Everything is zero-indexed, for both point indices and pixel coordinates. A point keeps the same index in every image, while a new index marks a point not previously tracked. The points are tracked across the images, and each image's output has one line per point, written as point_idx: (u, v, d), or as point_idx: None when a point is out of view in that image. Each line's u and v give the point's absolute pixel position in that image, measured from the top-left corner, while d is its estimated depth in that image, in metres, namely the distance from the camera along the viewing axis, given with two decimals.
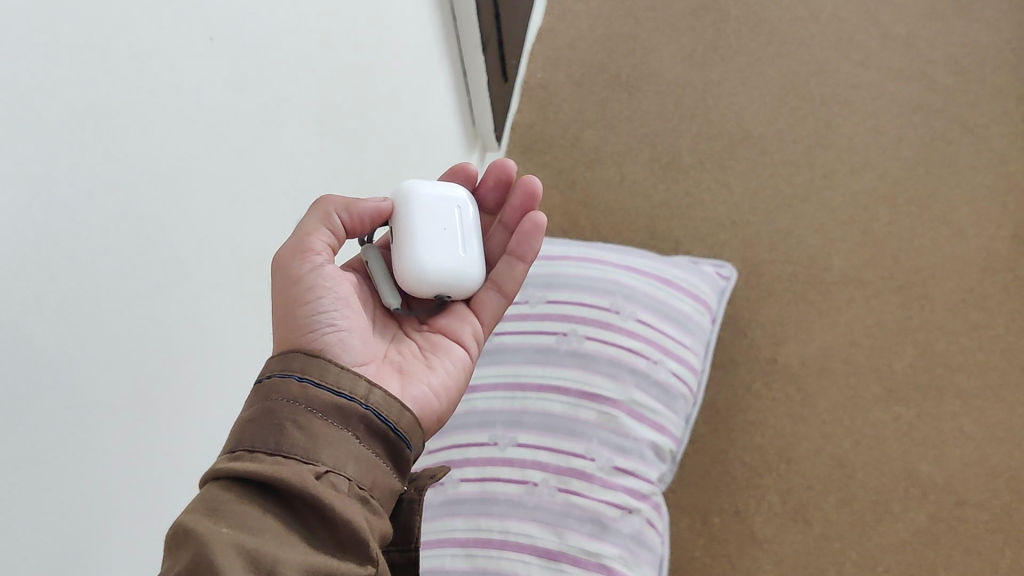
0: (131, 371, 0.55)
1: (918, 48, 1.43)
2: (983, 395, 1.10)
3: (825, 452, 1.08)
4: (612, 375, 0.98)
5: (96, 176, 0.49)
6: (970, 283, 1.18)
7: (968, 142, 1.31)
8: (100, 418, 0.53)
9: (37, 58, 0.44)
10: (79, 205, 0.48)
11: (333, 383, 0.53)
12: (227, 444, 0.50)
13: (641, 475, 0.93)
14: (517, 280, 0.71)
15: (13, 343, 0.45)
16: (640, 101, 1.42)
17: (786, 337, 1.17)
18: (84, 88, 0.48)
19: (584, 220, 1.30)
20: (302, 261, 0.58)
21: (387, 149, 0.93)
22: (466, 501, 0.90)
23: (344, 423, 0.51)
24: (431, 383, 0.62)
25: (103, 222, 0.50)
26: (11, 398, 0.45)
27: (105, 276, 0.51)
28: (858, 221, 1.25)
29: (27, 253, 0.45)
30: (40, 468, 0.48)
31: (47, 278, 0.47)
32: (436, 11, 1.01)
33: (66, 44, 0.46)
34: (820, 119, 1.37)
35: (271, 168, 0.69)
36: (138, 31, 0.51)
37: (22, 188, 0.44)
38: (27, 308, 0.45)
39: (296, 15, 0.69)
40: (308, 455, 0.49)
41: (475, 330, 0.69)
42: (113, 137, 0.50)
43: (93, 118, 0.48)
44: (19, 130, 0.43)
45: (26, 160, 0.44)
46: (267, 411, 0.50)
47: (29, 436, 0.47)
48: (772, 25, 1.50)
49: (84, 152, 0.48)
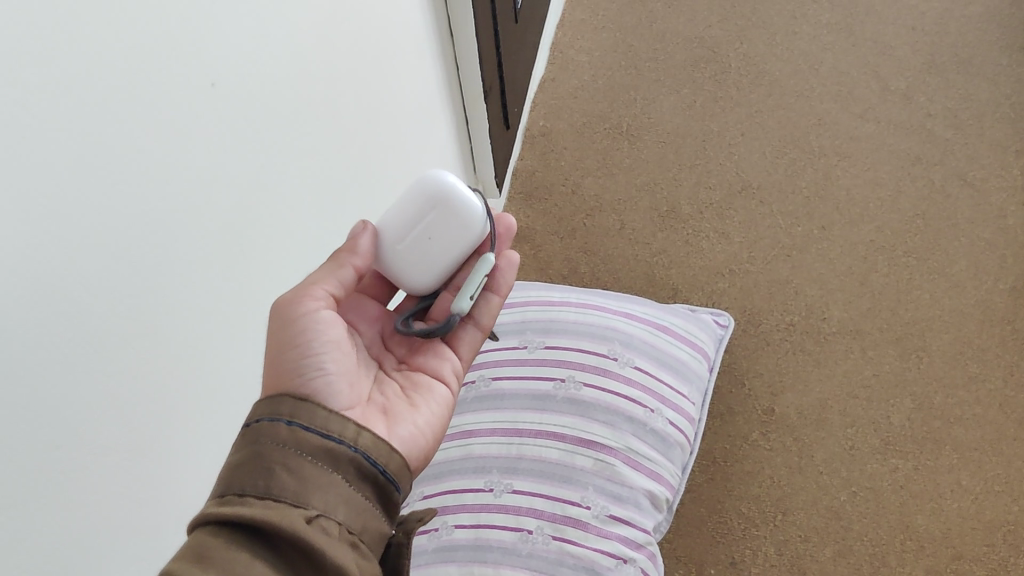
0: (129, 413, 0.56)
1: (916, 101, 1.44)
2: (981, 448, 1.09)
3: (822, 502, 1.07)
4: (609, 423, 0.98)
5: (92, 222, 0.50)
6: (969, 335, 1.18)
7: (967, 196, 1.32)
8: (92, 458, 0.53)
9: (34, 102, 0.45)
10: (76, 246, 0.49)
11: (322, 427, 0.53)
12: (215, 488, 0.51)
13: (637, 524, 0.93)
14: (493, 313, 0.71)
15: (13, 382, 0.45)
16: (641, 149, 1.44)
17: (784, 387, 1.17)
18: (83, 131, 0.48)
19: (584, 267, 1.31)
20: (302, 308, 0.59)
21: (387, 194, 0.94)
22: (459, 547, 0.90)
23: (334, 466, 0.52)
24: (416, 423, 0.62)
25: (99, 264, 0.51)
26: (8, 435, 0.46)
27: (102, 314, 0.52)
28: (856, 272, 1.26)
29: (24, 291, 0.45)
30: (29, 512, 0.48)
31: (43, 318, 0.47)
32: (438, 61, 1.03)
33: (65, 89, 0.47)
34: (819, 170, 1.38)
35: (271, 214, 0.70)
36: (139, 77, 0.52)
37: (15, 232, 0.45)
38: (21, 348, 0.46)
39: (299, 63, 0.70)
40: (298, 499, 0.49)
41: (455, 366, 0.69)
42: (111, 182, 0.51)
43: (91, 164, 0.49)
44: (19, 173, 0.44)
45: (23, 201, 0.45)
46: (257, 455, 0.50)
47: (18, 478, 0.47)
48: (772, 76, 1.51)
49: (82, 193, 0.49)
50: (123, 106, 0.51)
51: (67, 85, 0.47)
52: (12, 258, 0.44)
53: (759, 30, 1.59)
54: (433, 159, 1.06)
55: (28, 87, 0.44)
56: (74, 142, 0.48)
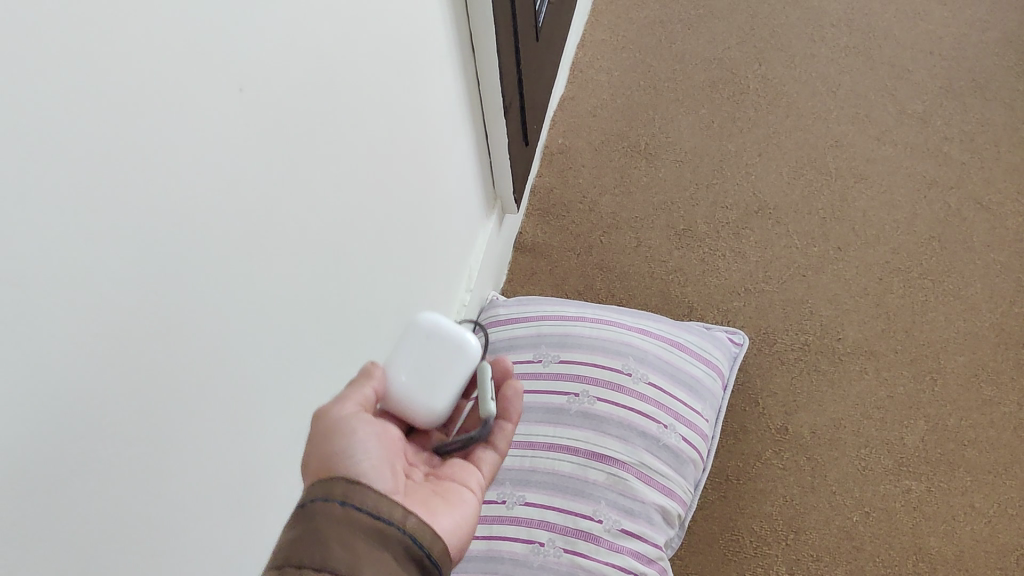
0: (162, 403, 0.57)
1: (933, 124, 1.45)
2: (995, 470, 1.09)
3: (834, 522, 1.07)
4: (621, 437, 0.98)
5: (126, 222, 0.51)
6: (983, 357, 1.19)
7: (983, 219, 1.33)
8: (130, 444, 0.54)
9: (85, 97, 0.46)
10: (116, 236, 0.50)
11: (373, 507, 0.54)
12: (271, 561, 0.51)
13: (648, 539, 0.93)
14: (507, 439, 0.69)
15: (57, 364, 0.47)
16: (658, 168, 1.45)
17: (798, 406, 1.17)
18: (125, 123, 0.49)
19: (599, 283, 1.32)
20: (335, 410, 0.61)
21: (407, 204, 0.95)
22: (472, 558, 0.92)
23: (382, 544, 0.53)
24: (448, 519, 0.60)
25: (134, 255, 0.52)
26: (57, 413, 0.47)
27: (138, 303, 0.53)
28: (870, 294, 1.26)
29: (69, 278, 0.47)
30: (57, 503, 0.48)
31: (82, 306, 0.48)
32: (459, 75, 1.04)
33: (114, 85, 0.48)
34: (835, 192, 1.38)
35: (292, 221, 0.71)
36: (178, 76, 0.53)
37: (62, 222, 0.46)
38: (62, 332, 0.47)
39: (323, 74, 0.72)
40: (351, 572, 0.50)
41: (478, 480, 0.66)
42: (146, 181, 0.52)
43: (129, 163, 0.50)
44: (69, 164, 0.45)
45: (71, 190, 0.46)
46: (313, 531, 0.51)
47: (55, 464, 0.48)
48: (790, 98, 1.52)
49: (122, 183, 0.50)
50: (162, 106, 0.52)
51: (115, 77, 0.48)
52: (55, 256, 0.45)
53: (778, 51, 1.59)
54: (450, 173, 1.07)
55: (81, 81, 0.45)
56: (117, 139, 0.49)
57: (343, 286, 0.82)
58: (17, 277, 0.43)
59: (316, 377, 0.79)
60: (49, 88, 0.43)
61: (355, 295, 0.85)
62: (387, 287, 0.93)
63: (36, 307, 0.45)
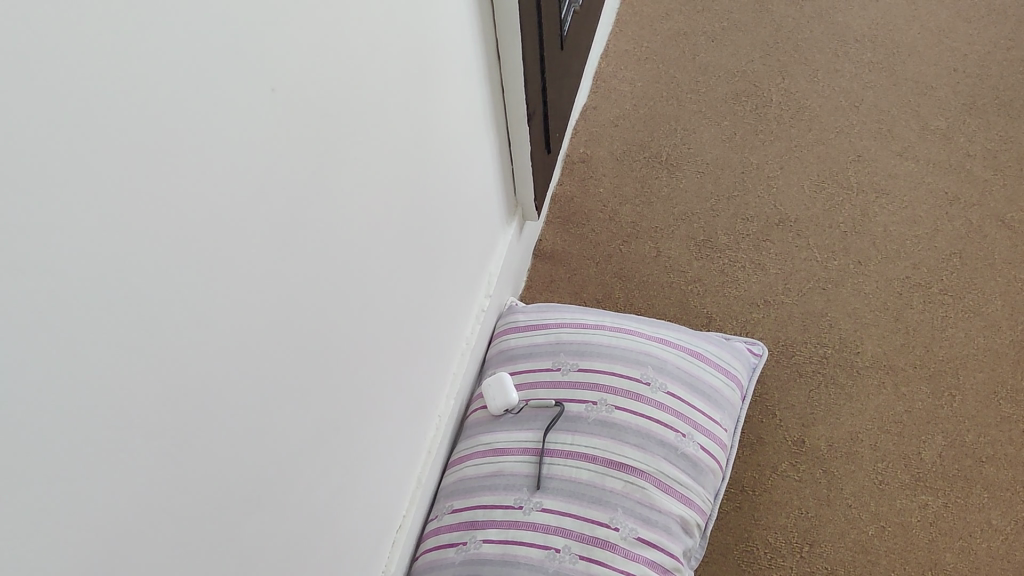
0: (188, 397, 0.57)
1: (956, 141, 1.45)
2: (1013, 489, 1.09)
3: (849, 536, 1.07)
4: (640, 445, 0.98)
5: (165, 221, 0.51)
6: (1003, 375, 1.18)
7: (1005, 236, 1.32)
8: (156, 437, 0.54)
9: (136, 100, 0.46)
10: (151, 228, 0.50)
11: None
12: None
13: (665, 548, 0.93)
14: None
15: (90, 356, 0.47)
16: (679, 179, 1.45)
17: (815, 420, 1.17)
18: (164, 118, 0.49)
19: (618, 292, 1.32)
20: None
21: (429, 209, 0.95)
22: (488, 561, 0.92)
23: None
24: None
25: (165, 247, 0.52)
26: (92, 403, 0.47)
27: (165, 297, 0.53)
28: (891, 308, 1.26)
29: (103, 267, 0.46)
30: (90, 491, 0.48)
31: (115, 299, 0.48)
32: (483, 81, 1.05)
33: (155, 79, 0.48)
34: (857, 207, 1.38)
35: (317, 221, 0.71)
36: (215, 74, 0.53)
37: (102, 212, 0.45)
38: (96, 322, 0.47)
39: (351, 77, 0.72)
40: None
41: None
42: (189, 183, 0.53)
43: (171, 164, 0.51)
44: (110, 158, 0.45)
45: (111, 182, 0.46)
46: None
47: (89, 454, 0.48)
48: (812, 112, 1.52)
49: (159, 177, 0.50)
50: (201, 102, 0.52)
51: (164, 80, 0.48)
52: (94, 244, 0.45)
53: (802, 66, 1.59)
54: (472, 179, 1.08)
55: (132, 82, 0.46)
56: (163, 140, 0.49)
57: (366, 287, 0.82)
58: (50, 274, 0.43)
59: (339, 376, 0.80)
60: (89, 83, 0.43)
61: (376, 297, 0.85)
62: (408, 291, 0.93)
63: (72, 296, 0.45)
